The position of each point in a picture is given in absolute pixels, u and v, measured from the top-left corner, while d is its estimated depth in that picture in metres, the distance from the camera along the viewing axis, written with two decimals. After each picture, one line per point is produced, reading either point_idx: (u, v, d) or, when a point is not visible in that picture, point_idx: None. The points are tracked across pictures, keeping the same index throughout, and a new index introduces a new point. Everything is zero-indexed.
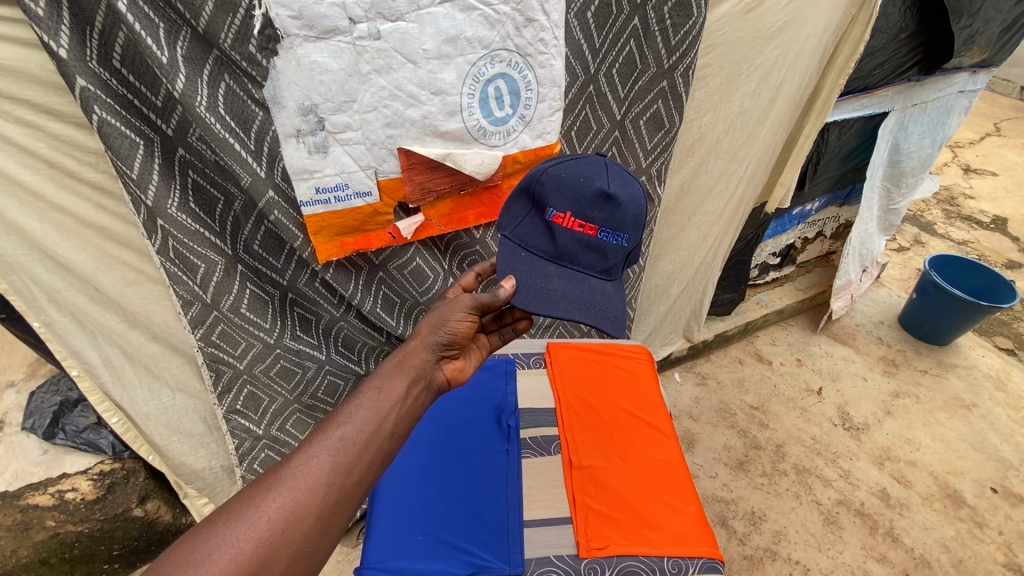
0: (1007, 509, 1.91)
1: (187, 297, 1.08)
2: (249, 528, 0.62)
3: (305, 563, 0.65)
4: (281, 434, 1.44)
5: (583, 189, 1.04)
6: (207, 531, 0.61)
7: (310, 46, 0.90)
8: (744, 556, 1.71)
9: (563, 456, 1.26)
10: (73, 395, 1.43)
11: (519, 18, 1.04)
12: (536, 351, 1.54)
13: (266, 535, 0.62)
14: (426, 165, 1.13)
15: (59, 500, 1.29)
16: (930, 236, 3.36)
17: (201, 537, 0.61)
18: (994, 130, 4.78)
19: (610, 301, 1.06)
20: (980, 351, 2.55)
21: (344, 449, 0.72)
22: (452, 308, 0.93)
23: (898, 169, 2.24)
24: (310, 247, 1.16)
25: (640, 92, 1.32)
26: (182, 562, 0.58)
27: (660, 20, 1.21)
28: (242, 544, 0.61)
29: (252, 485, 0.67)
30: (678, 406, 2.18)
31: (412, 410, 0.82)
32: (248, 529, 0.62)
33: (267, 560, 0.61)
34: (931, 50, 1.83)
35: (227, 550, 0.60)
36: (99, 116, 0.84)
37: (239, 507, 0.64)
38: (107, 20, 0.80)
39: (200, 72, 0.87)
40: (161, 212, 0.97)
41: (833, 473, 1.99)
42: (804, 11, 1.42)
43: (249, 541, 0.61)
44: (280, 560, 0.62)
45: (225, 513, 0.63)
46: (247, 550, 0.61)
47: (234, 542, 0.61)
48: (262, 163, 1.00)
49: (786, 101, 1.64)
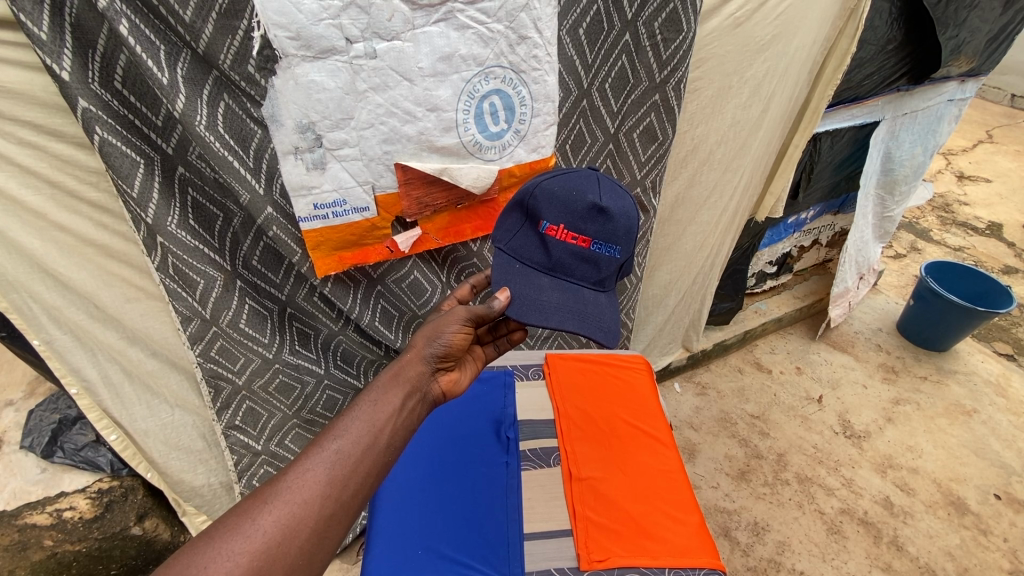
0: (1011, 517, 1.89)
1: (186, 314, 1.09)
2: (246, 541, 0.62)
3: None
4: (280, 450, 1.43)
5: (576, 202, 1.05)
6: (203, 545, 0.62)
7: (306, 65, 0.92)
8: (748, 567, 1.69)
9: (563, 467, 1.26)
10: (72, 413, 1.43)
11: (513, 36, 1.07)
12: (534, 363, 1.55)
13: (263, 548, 0.63)
14: (422, 180, 1.15)
15: (56, 519, 1.29)
16: (926, 242, 3.39)
17: (198, 550, 0.61)
18: (986, 137, 4.83)
19: (603, 312, 1.07)
20: (979, 357, 2.56)
21: (339, 462, 0.72)
22: (446, 321, 0.93)
23: (891, 177, 2.26)
24: (308, 262, 1.17)
25: (633, 106, 1.34)
26: None
27: (650, 36, 1.23)
28: (238, 557, 0.61)
29: (248, 497, 0.67)
30: (678, 417, 2.18)
31: (408, 421, 0.82)
32: (244, 543, 0.62)
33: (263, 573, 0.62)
34: (918, 61, 1.86)
35: (224, 563, 0.60)
36: (101, 136, 0.85)
37: (237, 520, 0.64)
38: (108, 44, 0.81)
39: (200, 92, 0.89)
40: (161, 230, 0.98)
41: (835, 481, 1.98)
42: (792, 24, 1.46)
43: (245, 553, 0.62)
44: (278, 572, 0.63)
45: (221, 527, 0.64)
46: (244, 563, 0.61)
47: (231, 555, 0.61)
48: (261, 180, 1.02)
49: (777, 111, 1.67)
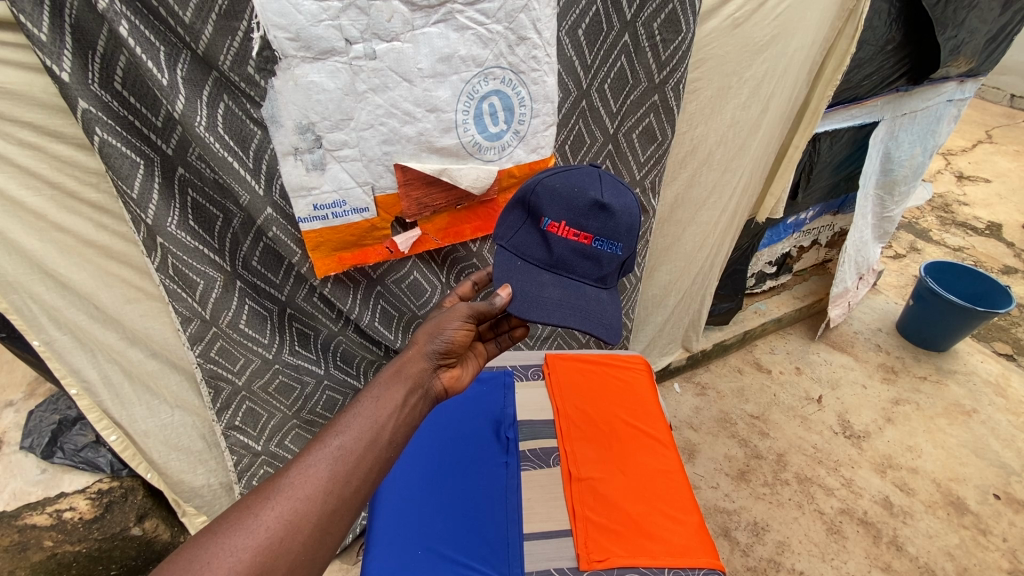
0: (1011, 516, 1.89)
1: (186, 314, 1.09)
2: (249, 537, 0.62)
3: (304, 572, 0.65)
4: (280, 450, 1.44)
5: (577, 199, 1.05)
6: (206, 541, 0.62)
7: (306, 66, 0.92)
8: (747, 566, 1.70)
9: (563, 468, 1.26)
10: (72, 413, 1.43)
11: (512, 37, 1.07)
12: (534, 363, 1.55)
13: (266, 543, 0.63)
14: (422, 181, 1.15)
15: (56, 519, 1.29)
16: (925, 242, 3.39)
17: (201, 545, 0.61)
18: (986, 137, 4.83)
19: (605, 309, 1.07)
20: (979, 357, 2.56)
21: (342, 458, 0.72)
22: (448, 318, 0.94)
23: (890, 177, 2.27)
24: (308, 263, 1.17)
25: (632, 106, 1.34)
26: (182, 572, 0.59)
27: (649, 36, 1.23)
28: (241, 553, 0.61)
29: (251, 493, 0.67)
30: (678, 417, 2.18)
31: (410, 418, 0.82)
32: (247, 538, 0.62)
33: (265, 569, 0.62)
34: (917, 62, 1.86)
35: (227, 558, 0.60)
36: (101, 137, 0.86)
37: (239, 516, 0.64)
38: (108, 45, 0.82)
39: (200, 93, 0.89)
40: (161, 231, 0.98)
41: (834, 482, 1.98)
42: (791, 25, 1.46)
43: (248, 549, 0.62)
44: (281, 568, 0.63)
45: (224, 523, 0.64)
46: (246, 558, 0.61)
47: (233, 551, 0.61)
48: (261, 181, 1.02)
49: (776, 112, 1.67)
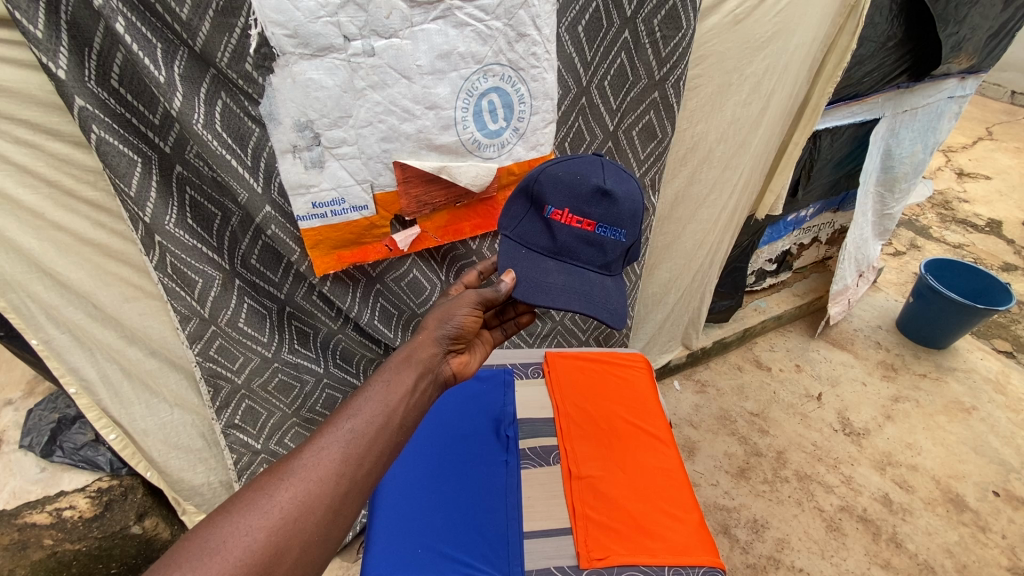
0: (1010, 513, 1.90)
1: (185, 312, 1.09)
2: (263, 517, 0.62)
3: (318, 552, 0.64)
4: (279, 449, 1.43)
5: (579, 185, 1.05)
6: (220, 521, 0.61)
7: (304, 64, 0.91)
8: (747, 564, 1.70)
9: (563, 466, 1.26)
10: (71, 412, 1.43)
11: (511, 33, 1.06)
12: (534, 361, 1.55)
13: (280, 523, 0.62)
14: (421, 178, 1.15)
15: (56, 517, 1.29)
16: (925, 239, 3.39)
17: (215, 525, 0.61)
18: (986, 134, 4.82)
19: (610, 295, 1.06)
20: (979, 354, 2.56)
21: (354, 441, 0.71)
22: (457, 304, 0.94)
23: (891, 174, 2.26)
24: (306, 261, 1.16)
25: (631, 103, 1.33)
26: (198, 550, 0.58)
27: (649, 33, 1.23)
28: (256, 532, 0.61)
29: (264, 473, 0.67)
30: (678, 414, 2.18)
31: (420, 402, 0.82)
32: (262, 519, 0.62)
33: (279, 549, 0.61)
34: (919, 59, 1.85)
35: (242, 538, 0.60)
36: (97, 135, 0.85)
37: (253, 496, 0.64)
38: (104, 42, 0.81)
39: (197, 90, 0.88)
40: (159, 229, 0.98)
41: (834, 479, 1.98)
42: (793, 20, 1.45)
43: (262, 529, 0.61)
44: (294, 548, 0.62)
45: (238, 502, 0.63)
46: (261, 538, 0.61)
47: (248, 530, 0.61)
48: (259, 179, 1.01)
49: (777, 109, 1.66)
